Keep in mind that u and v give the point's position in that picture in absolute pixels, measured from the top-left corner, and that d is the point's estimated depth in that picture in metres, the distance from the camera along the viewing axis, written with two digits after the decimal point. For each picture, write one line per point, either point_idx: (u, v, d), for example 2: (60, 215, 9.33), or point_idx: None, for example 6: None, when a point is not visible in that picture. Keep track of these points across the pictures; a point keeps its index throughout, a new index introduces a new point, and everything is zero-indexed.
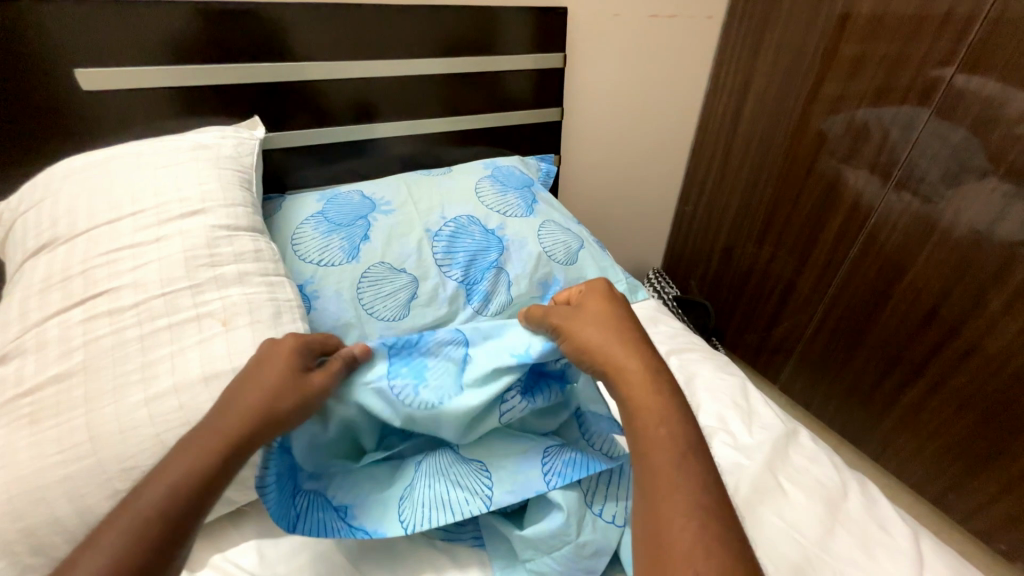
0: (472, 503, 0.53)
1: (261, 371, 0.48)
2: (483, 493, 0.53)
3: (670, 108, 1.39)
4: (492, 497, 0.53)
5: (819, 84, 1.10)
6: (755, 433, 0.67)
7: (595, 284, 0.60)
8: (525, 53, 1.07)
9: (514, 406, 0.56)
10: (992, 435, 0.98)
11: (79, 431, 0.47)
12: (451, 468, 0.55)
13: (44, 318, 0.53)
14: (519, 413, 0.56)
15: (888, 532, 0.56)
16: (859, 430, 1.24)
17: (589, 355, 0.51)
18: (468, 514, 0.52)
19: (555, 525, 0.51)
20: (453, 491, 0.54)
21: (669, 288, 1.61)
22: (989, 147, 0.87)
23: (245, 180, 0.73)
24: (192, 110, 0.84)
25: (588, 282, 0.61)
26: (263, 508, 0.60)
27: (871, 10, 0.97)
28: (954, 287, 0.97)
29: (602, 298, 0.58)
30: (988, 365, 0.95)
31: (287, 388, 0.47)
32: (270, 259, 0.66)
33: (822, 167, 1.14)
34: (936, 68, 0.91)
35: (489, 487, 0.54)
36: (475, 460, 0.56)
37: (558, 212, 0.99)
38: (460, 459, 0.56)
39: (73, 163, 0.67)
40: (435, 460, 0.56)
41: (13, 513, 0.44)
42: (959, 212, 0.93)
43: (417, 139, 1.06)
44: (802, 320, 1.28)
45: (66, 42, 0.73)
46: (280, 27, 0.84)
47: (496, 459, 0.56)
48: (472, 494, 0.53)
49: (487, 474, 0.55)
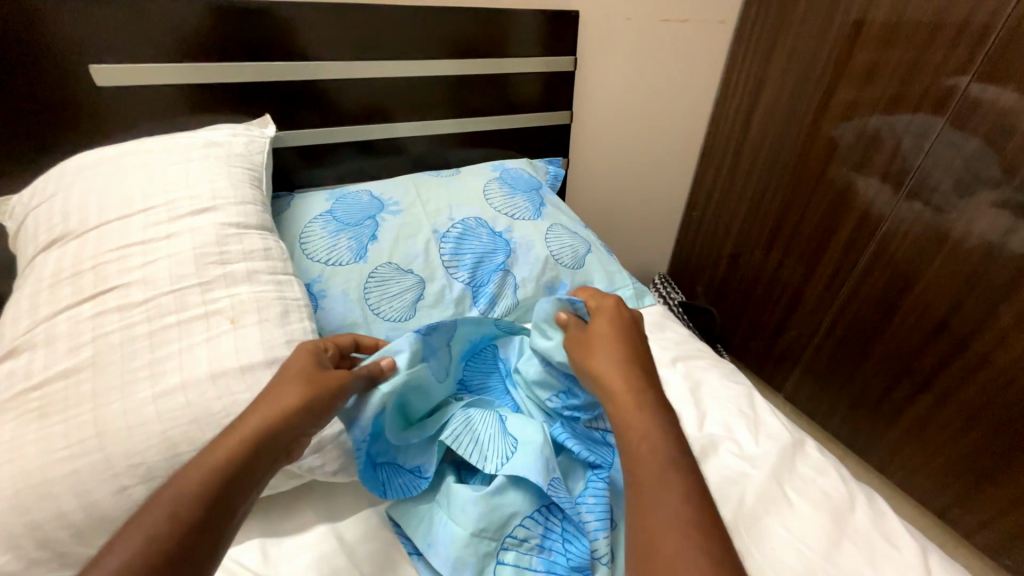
0: (486, 542, 0.53)
1: (282, 372, 0.51)
2: (534, 543, 0.54)
3: (679, 113, 1.38)
4: (506, 540, 0.53)
5: (832, 91, 1.10)
6: (761, 442, 0.66)
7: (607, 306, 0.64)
8: (535, 55, 1.07)
9: (517, 508, 0.54)
10: (1002, 450, 0.97)
11: (86, 426, 0.48)
12: (473, 507, 0.54)
13: (54, 312, 0.54)
14: (517, 517, 0.54)
15: (894, 546, 0.56)
16: (866, 441, 1.23)
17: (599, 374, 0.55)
18: (483, 552, 0.53)
19: (558, 561, 0.53)
20: (462, 532, 0.53)
21: (675, 293, 1.61)
22: (1004, 158, 0.86)
23: (255, 178, 0.74)
24: (203, 108, 0.85)
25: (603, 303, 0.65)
26: (268, 506, 0.60)
27: (887, 17, 0.97)
28: (964, 299, 0.96)
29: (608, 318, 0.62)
30: (999, 378, 0.94)
31: (305, 382, 0.50)
32: (279, 257, 0.66)
33: (833, 176, 1.14)
34: (951, 77, 0.90)
35: (508, 533, 0.54)
36: (516, 487, 0.56)
37: (566, 215, 0.98)
38: (494, 493, 0.55)
39: (87, 158, 0.67)
40: (464, 508, 0.54)
41: (19, 505, 0.44)
42: (972, 223, 0.92)
43: (426, 140, 1.06)
44: (809, 329, 1.28)
45: (81, 39, 0.74)
46: (291, 26, 0.85)
47: (518, 464, 0.56)
48: (522, 547, 0.54)
49: (500, 503, 0.54)
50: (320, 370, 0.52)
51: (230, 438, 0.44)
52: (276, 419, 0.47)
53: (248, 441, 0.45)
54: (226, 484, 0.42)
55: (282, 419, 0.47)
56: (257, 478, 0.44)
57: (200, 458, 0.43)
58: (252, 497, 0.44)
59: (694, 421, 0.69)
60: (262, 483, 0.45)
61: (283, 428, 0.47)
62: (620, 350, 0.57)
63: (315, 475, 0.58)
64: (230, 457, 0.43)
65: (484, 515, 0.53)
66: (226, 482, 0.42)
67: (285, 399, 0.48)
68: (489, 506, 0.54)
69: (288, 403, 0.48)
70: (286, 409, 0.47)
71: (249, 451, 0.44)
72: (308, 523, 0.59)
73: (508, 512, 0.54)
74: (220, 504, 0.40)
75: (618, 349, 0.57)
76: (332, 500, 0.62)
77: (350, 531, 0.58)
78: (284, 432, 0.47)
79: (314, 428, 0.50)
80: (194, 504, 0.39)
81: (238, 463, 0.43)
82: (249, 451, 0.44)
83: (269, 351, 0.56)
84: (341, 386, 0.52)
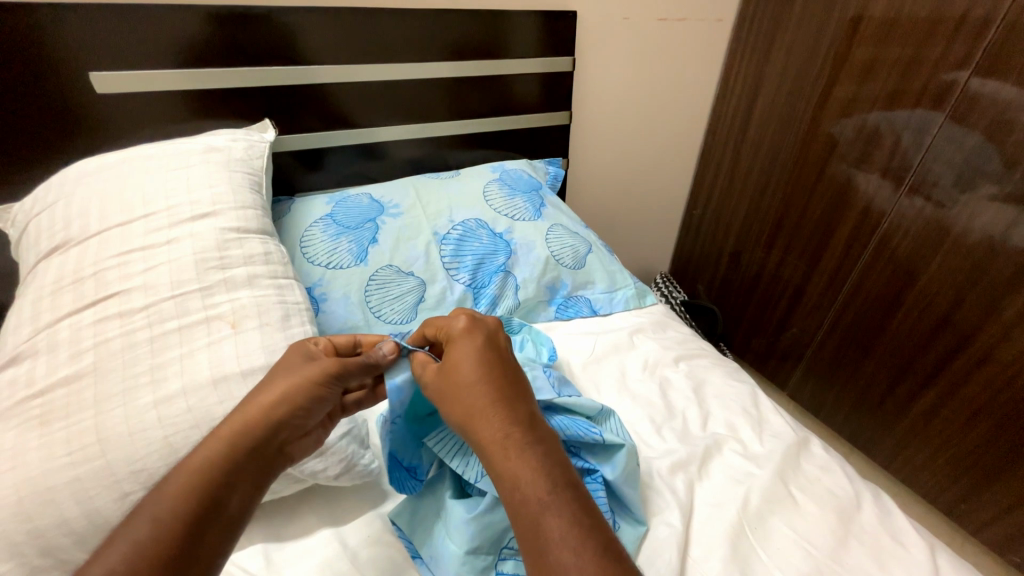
0: (481, 558, 0.52)
1: (270, 373, 0.51)
2: None
3: (678, 111, 1.38)
4: (504, 553, 0.53)
5: (831, 86, 1.09)
6: (765, 442, 0.66)
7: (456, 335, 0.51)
8: (532, 56, 1.07)
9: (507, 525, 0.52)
10: (1007, 447, 0.96)
11: (89, 433, 0.47)
12: (464, 527, 0.52)
13: (56, 319, 0.54)
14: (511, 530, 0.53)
15: (902, 545, 0.55)
16: (871, 438, 1.22)
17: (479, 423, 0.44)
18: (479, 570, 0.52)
19: None
20: (456, 552, 0.52)
21: (676, 292, 1.62)
22: (1005, 152, 0.85)
23: (255, 183, 0.74)
24: (203, 113, 0.85)
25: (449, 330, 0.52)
26: (271, 510, 0.60)
27: (885, 12, 0.96)
28: (966, 294, 0.95)
29: (465, 347, 0.49)
30: (1003, 373, 0.93)
31: (289, 382, 0.49)
32: (279, 261, 0.67)
33: (833, 172, 1.14)
34: (951, 71, 0.89)
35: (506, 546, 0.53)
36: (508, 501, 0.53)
37: (566, 216, 0.98)
38: (485, 512, 0.52)
39: (88, 164, 0.67)
40: (456, 527, 0.52)
41: (20, 514, 0.44)
42: (973, 218, 0.91)
43: (425, 142, 1.06)
44: (812, 326, 1.27)
45: (80, 45, 0.74)
46: (287, 30, 0.85)
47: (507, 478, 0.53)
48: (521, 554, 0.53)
49: (491, 521, 0.52)
50: (302, 364, 0.51)
51: (211, 441, 0.44)
52: (257, 417, 0.46)
53: (230, 444, 0.45)
54: (217, 488, 0.42)
55: (263, 415, 0.46)
56: (245, 483, 0.44)
57: (185, 462, 0.43)
58: (245, 498, 0.44)
59: (698, 420, 0.70)
60: (252, 480, 0.45)
61: (261, 424, 0.46)
62: (487, 393, 0.45)
63: (318, 479, 0.58)
64: (214, 459, 0.43)
65: (476, 534, 0.52)
66: (217, 485, 0.42)
67: (265, 400, 0.47)
68: (480, 526, 0.52)
69: (266, 405, 0.47)
70: (263, 411, 0.47)
71: (236, 452, 0.44)
72: (312, 527, 0.59)
73: (501, 528, 0.52)
74: (211, 512, 0.41)
75: (483, 391, 0.45)
76: (335, 504, 0.62)
77: (353, 535, 0.58)
78: (265, 428, 0.46)
79: (307, 420, 0.49)
80: (191, 508, 0.40)
81: (224, 467, 0.43)
82: (233, 452, 0.44)
83: (270, 355, 0.56)
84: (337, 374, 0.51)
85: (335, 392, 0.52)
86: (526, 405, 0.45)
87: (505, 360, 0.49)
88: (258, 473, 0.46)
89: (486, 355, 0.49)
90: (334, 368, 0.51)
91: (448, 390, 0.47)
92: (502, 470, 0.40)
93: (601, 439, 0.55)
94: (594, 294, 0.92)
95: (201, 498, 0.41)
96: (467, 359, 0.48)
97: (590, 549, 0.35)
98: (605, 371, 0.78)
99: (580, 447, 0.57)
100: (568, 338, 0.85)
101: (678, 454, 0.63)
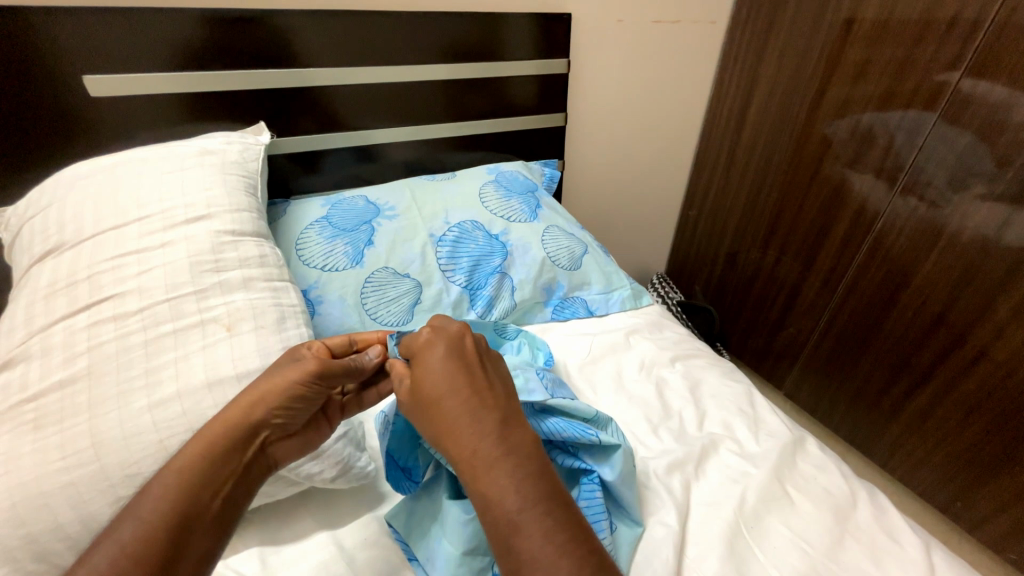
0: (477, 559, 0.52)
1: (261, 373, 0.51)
2: None
3: (673, 113, 1.38)
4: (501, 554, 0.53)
5: (824, 89, 1.10)
6: (761, 441, 0.66)
7: (427, 342, 0.48)
8: (527, 58, 1.08)
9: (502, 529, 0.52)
10: (1002, 444, 0.96)
11: (82, 437, 0.47)
12: (458, 527, 0.51)
13: (49, 324, 0.53)
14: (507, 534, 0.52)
15: (898, 543, 0.55)
16: (867, 437, 1.23)
17: (451, 434, 0.41)
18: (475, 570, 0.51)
19: None
20: (451, 552, 0.51)
21: (671, 293, 1.63)
22: (997, 151, 0.85)
23: (250, 186, 0.74)
24: (198, 116, 0.85)
25: (420, 338, 0.49)
26: (267, 514, 0.59)
27: (877, 14, 0.97)
28: (960, 293, 0.96)
29: (438, 355, 0.46)
30: (997, 371, 0.93)
31: (269, 384, 0.49)
32: (274, 264, 0.67)
33: (828, 172, 1.14)
34: (942, 72, 0.90)
35: None
36: None
37: (562, 217, 0.98)
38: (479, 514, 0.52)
39: (81, 168, 0.67)
40: (452, 528, 0.52)
41: (14, 519, 0.43)
42: (967, 217, 0.92)
43: (421, 145, 1.06)
44: (808, 325, 1.28)
45: (74, 50, 0.74)
46: (284, 33, 0.85)
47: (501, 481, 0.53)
48: None
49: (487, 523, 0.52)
50: (285, 364, 0.51)
51: (197, 446, 0.44)
52: (239, 417, 0.47)
53: (213, 447, 0.45)
54: (199, 488, 0.42)
55: (244, 414, 0.47)
56: (224, 482, 0.44)
57: (171, 468, 0.43)
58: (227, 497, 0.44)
59: (695, 421, 0.70)
60: (230, 479, 0.45)
61: (242, 424, 0.47)
62: (459, 402, 0.42)
63: (314, 482, 0.57)
64: (197, 463, 0.43)
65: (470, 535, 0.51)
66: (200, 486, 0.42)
67: (251, 400, 0.48)
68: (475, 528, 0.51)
69: (252, 406, 0.48)
70: (244, 411, 0.47)
71: (218, 453, 0.45)
72: (308, 530, 0.58)
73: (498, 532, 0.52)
74: (196, 512, 0.41)
75: (455, 400, 0.42)
76: (332, 508, 0.61)
77: (350, 538, 0.57)
78: (246, 428, 0.47)
79: (289, 421, 0.49)
80: (175, 512, 0.40)
81: (206, 467, 0.44)
82: (214, 452, 0.45)
83: (265, 358, 0.56)
84: (320, 375, 0.51)
85: (321, 394, 0.51)
86: (497, 412, 0.42)
87: (481, 363, 0.46)
88: (238, 473, 0.46)
89: (458, 361, 0.45)
90: (315, 368, 0.50)
91: (421, 404, 0.45)
92: (483, 483, 0.38)
93: (597, 440, 0.55)
94: (590, 295, 0.92)
95: (187, 502, 0.41)
96: (436, 369, 0.45)
97: (581, 552, 0.35)
98: (602, 371, 0.78)
99: (579, 447, 0.57)
100: (565, 338, 0.85)
101: (675, 454, 0.63)
